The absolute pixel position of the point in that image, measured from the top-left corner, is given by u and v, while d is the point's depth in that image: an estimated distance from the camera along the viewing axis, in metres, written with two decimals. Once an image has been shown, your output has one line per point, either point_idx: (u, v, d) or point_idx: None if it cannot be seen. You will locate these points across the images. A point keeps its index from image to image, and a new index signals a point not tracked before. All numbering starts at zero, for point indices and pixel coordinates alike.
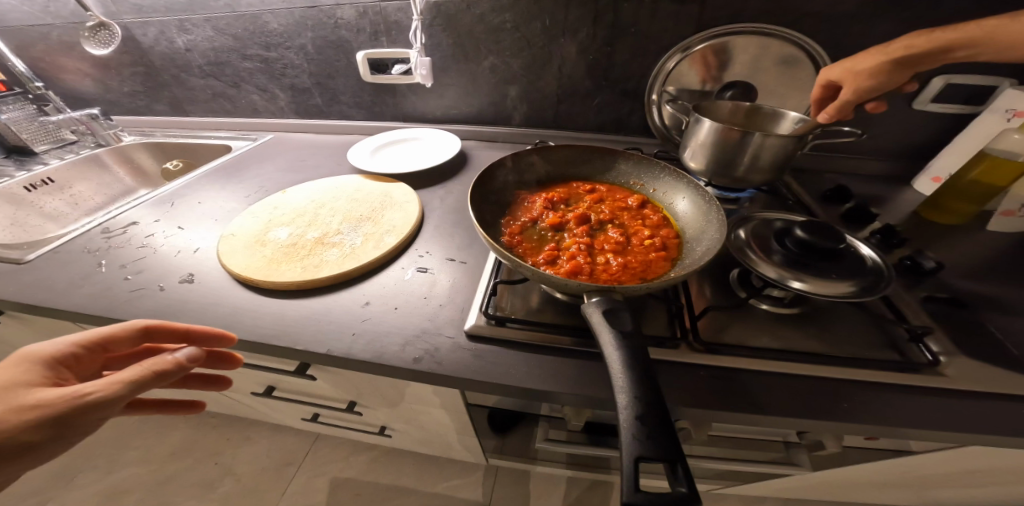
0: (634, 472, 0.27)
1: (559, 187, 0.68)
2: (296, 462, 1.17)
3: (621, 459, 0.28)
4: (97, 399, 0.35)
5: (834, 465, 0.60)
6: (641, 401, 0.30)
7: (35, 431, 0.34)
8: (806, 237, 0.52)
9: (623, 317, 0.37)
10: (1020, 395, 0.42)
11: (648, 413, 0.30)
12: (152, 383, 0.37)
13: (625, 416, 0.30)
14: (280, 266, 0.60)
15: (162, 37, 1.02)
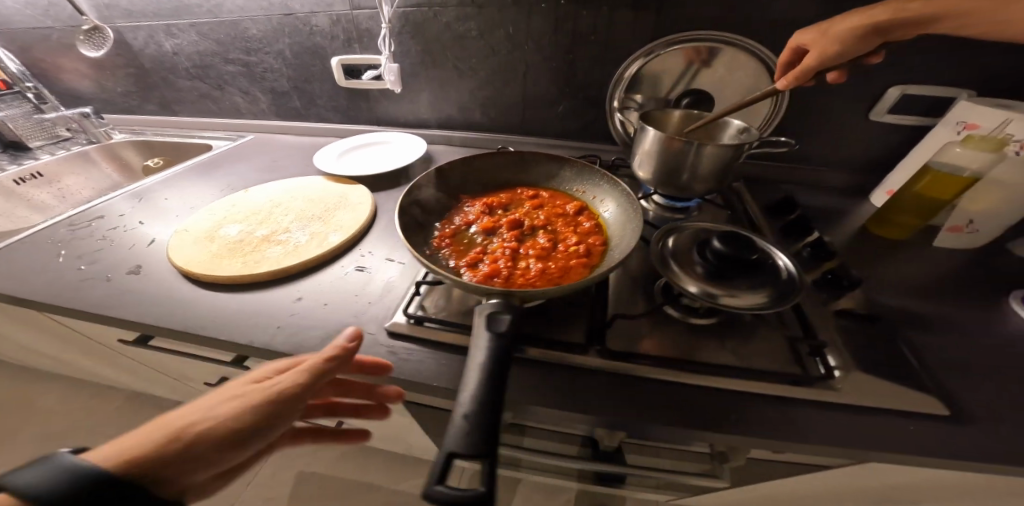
0: (443, 464, 0.28)
1: (503, 193, 0.70)
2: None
3: (438, 451, 0.29)
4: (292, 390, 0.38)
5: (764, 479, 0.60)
6: (478, 402, 0.31)
7: (252, 410, 0.36)
8: (723, 249, 0.53)
9: (503, 320, 0.38)
10: (910, 413, 0.42)
11: (484, 415, 0.30)
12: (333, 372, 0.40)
13: (462, 416, 0.31)
14: (223, 261, 0.63)
15: (151, 41, 1.07)
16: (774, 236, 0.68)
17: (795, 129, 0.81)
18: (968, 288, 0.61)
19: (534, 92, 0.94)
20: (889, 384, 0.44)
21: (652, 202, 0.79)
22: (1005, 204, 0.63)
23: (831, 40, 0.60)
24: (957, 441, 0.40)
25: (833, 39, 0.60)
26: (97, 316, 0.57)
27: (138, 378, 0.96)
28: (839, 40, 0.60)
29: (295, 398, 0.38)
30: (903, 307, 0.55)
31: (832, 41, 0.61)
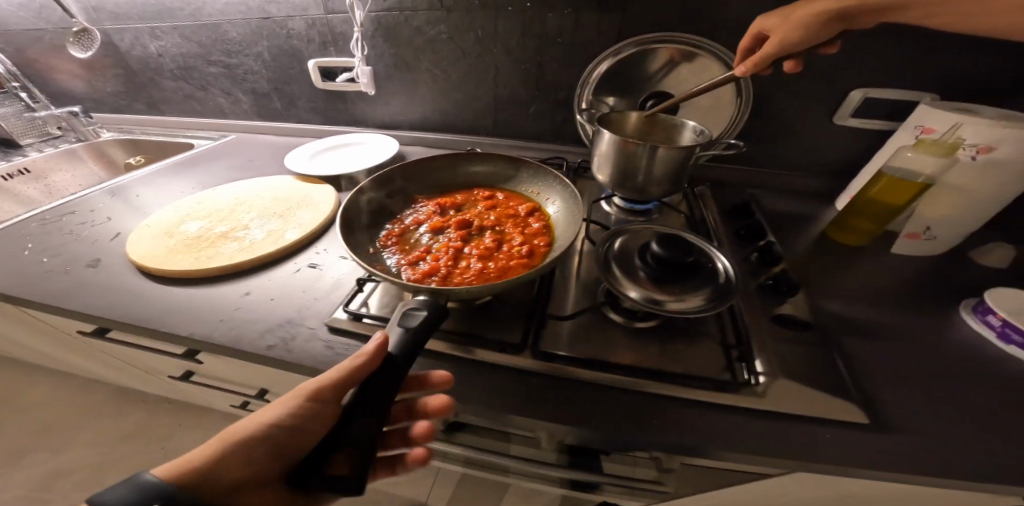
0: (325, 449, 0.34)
1: (459, 195, 0.71)
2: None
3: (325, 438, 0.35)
4: (319, 391, 0.37)
5: (717, 487, 0.58)
6: (364, 399, 0.36)
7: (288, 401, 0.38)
8: (660, 252, 0.53)
9: (417, 317, 0.41)
10: (826, 418, 0.42)
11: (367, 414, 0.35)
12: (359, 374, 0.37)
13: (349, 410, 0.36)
14: (177, 255, 0.64)
15: (137, 42, 1.11)
16: (727, 240, 0.67)
17: (760, 133, 0.81)
18: (921, 296, 0.60)
19: (505, 94, 0.95)
20: (814, 393, 0.45)
21: (613, 205, 0.79)
22: (961, 211, 0.62)
23: (792, 26, 0.56)
24: (874, 447, 0.41)
25: (794, 25, 0.56)
26: (51, 306, 0.59)
27: (113, 371, 0.98)
28: (800, 26, 0.56)
29: (326, 399, 0.37)
30: (848, 316, 0.56)
31: (795, 26, 0.56)
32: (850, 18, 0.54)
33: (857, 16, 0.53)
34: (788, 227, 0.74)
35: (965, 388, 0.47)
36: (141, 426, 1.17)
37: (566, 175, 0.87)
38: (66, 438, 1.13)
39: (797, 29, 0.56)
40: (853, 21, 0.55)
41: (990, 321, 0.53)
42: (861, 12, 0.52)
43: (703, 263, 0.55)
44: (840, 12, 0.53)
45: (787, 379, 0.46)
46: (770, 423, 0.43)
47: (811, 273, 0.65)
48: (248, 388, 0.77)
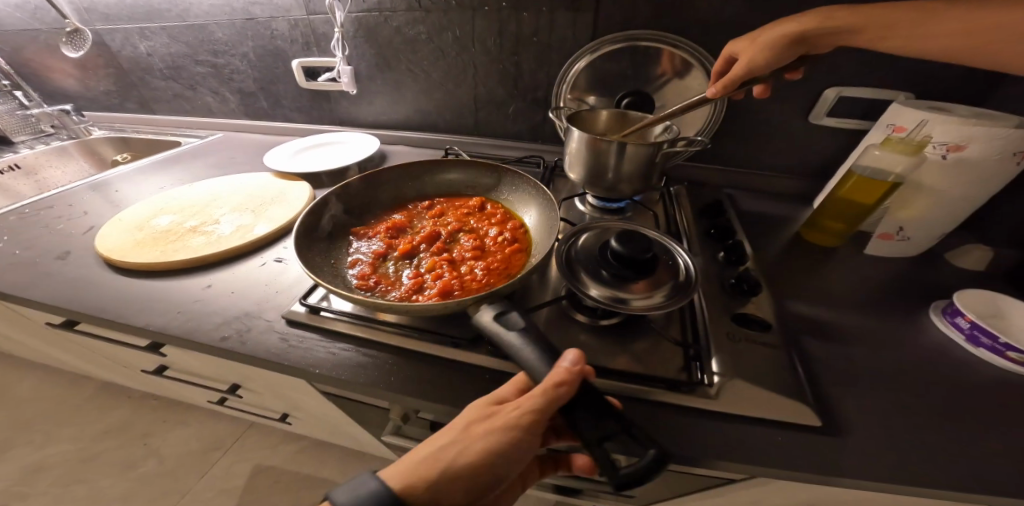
0: (610, 463, 0.32)
1: (398, 215, 0.67)
2: (223, 447, 1.13)
3: (601, 456, 0.33)
4: (531, 420, 0.34)
5: (693, 490, 0.56)
6: (582, 398, 0.35)
7: (491, 435, 0.35)
8: (619, 249, 0.53)
9: (513, 317, 0.41)
10: (778, 418, 0.41)
11: (595, 411, 0.35)
12: (564, 400, 0.34)
13: (586, 420, 0.34)
14: (141, 249, 0.64)
15: (128, 43, 1.13)
16: (697, 238, 0.67)
17: (737, 133, 0.80)
18: (891, 298, 0.59)
19: (485, 94, 0.95)
20: (766, 393, 0.43)
21: (587, 203, 0.78)
22: (933, 210, 0.61)
23: (758, 50, 0.55)
24: (823, 448, 0.40)
25: (760, 49, 0.55)
26: (16, 296, 0.59)
27: (93, 365, 0.98)
28: (765, 51, 0.54)
29: (532, 431, 0.35)
30: (812, 317, 0.56)
31: (758, 49, 0.55)
32: (812, 44, 0.53)
33: (817, 43, 0.52)
34: (763, 227, 0.73)
35: (925, 390, 0.46)
36: (125, 422, 1.17)
37: (543, 174, 0.85)
38: (54, 432, 1.14)
39: (763, 55, 0.54)
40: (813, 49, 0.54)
41: (959, 323, 0.52)
42: (822, 39, 0.52)
43: (663, 257, 0.55)
44: (803, 36, 0.52)
45: (742, 379, 0.45)
46: (719, 422, 0.42)
47: (782, 273, 0.64)
48: (220, 383, 0.76)
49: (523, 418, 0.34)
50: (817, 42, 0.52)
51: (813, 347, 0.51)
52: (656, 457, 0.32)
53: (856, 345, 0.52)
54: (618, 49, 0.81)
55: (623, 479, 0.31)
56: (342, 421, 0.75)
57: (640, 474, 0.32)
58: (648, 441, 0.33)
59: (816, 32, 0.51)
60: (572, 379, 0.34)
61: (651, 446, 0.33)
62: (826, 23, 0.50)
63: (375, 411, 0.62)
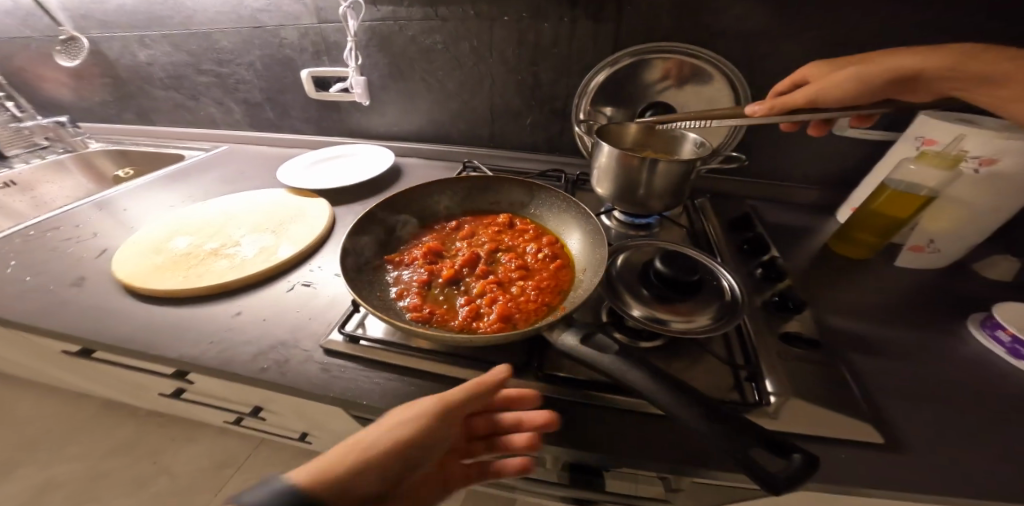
0: (761, 471, 0.31)
1: (428, 239, 0.65)
2: (235, 464, 1.10)
3: (748, 466, 0.31)
4: (445, 413, 0.36)
5: None
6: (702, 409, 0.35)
7: (411, 427, 0.34)
8: (664, 270, 0.52)
9: (604, 340, 0.42)
10: (842, 438, 0.41)
11: (721, 422, 0.34)
12: (480, 398, 0.38)
13: (716, 429, 0.33)
14: (163, 274, 0.62)
15: (126, 51, 1.09)
16: (731, 253, 0.67)
17: (759, 143, 0.80)
18: (928, 310, 0.60)
19: (502, 104, 0.93)
20: (825, 412, 0.43)
21: (614, 219, 0.77)
22: (966, 221, 0.61)
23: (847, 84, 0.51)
24: (890, 470, 0.39)
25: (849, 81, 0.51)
26: (31, 326, 0.57)
27: (101, 386, 0.95)
28: (855, 85, 0.51)
29: (441, 427, 0.36)
30: (853, 332, 0.56)
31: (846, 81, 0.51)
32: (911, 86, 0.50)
33: (928, 86, 0.49)
34: (790, 239, 0.74)
35: (979, 405, 0.46)
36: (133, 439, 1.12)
37: (566, 188, 0.86)
38: (58, 450, 1.09)
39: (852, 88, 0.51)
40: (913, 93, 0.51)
41: (1000, 336, 0.53)
42: (932, 82, 0.48)
43: (708, 278, 0.56)
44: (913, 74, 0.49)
45: (800, 400, 0.45)
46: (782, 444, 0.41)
47: (816, 287, 0.64)
48: (241, 406, 0.74)
49: (438, 404, 0.36)
50: (926, 84, 0.49)
51: (860, 363, 0.51)
52: (804, 458, 0.32)
53: (901, 360, 0.52)
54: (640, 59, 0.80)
55: (779, 481, 0.31)
56: None
57: (794, 477, 0.31)
58: (788, 446, 0.33)
59: (936, 73, 0.47)
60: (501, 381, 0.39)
61: (793, 450, 0.33)
62: (953, 65, 0.47)
63: None
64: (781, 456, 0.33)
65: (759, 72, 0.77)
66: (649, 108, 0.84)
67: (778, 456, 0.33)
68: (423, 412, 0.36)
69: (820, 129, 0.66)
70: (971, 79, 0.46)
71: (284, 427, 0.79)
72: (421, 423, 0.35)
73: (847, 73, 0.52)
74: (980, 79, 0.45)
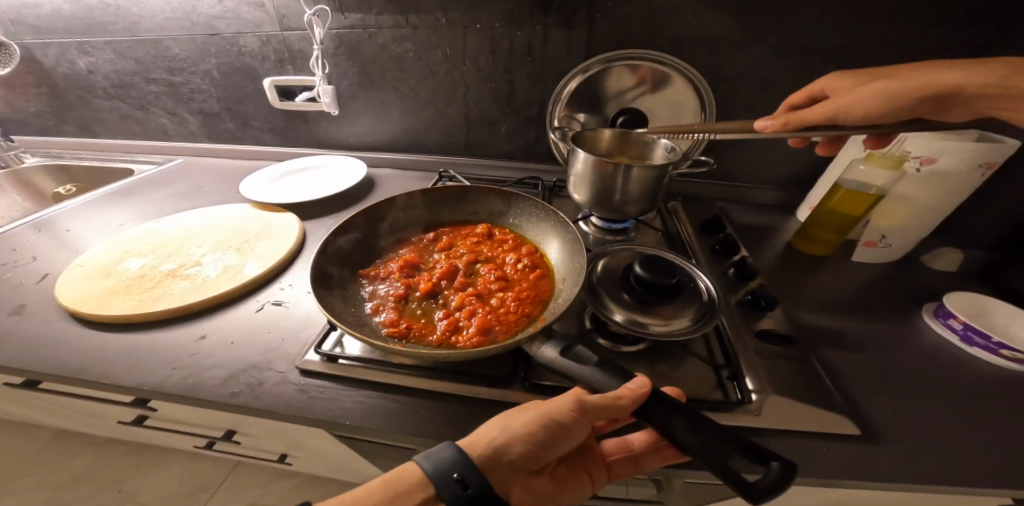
0: (736, 477, 0.31)
1: (405, 252, 0.64)
2: (210, 488, 0.97)
3: (721, 472, 0.32)
4: (584, 411, 0.36)
5: None
6: (674, 419, 0.36)
7: (552, 418, 0.37)
8: (644, 274, 0.53)
9: (581, 350, 0.42)
10: (820, 430, 0.43)
11: (694, 433, 0.34)
12: (622, 411, 0.36)
13: (689, 440, 0.34)
14: (115, 300, 0.58)
15: (63, 58, 1.01)
16: (704, 255, 0.69)
17: (725, 148, 0.84)
18: (887, 302, 0.64)
19: (476, 113, 0.93)
20: (803, 406, 0.45)
21: (591, 224, 0.78)
22: (912, 218, 0.66)
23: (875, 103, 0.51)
24: (863, 454, 0.41)
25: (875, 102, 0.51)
26: None
27: (49, 417, 0.86)
28: (886, 101, 0.51)
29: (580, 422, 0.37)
30: (822, 326, 0.59)
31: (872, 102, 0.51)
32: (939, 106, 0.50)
33: (965, 103, 0.50)
34: (758, 238, 0.77)
35: (938, 389, 0.50)
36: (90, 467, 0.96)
37: (544, 195, 0.87)
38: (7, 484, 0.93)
39: (883, 103, 0.51)
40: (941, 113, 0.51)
41: (952, 324, 0.57)
42: (970, 99, 0.49)
43: (685, 280, 0.57)
44: (950, 93, 0.49)
45: (779, 396, 0.47)
46: (768, 437, 0.43)
47: (784, 283, 0.67)
48: (213, 430, 0.69)
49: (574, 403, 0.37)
50: (964, 101, 0.49)
51: (829, 354, 0.54)
52: (782, 466, 0.32)
53: (868, 351, 0.55)
54: (610, 66, 0.82)
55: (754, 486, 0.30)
56: (352, 462, 0.69)
57: (774, 484, 0.31)
58: (766, 453, 0.33)
59: (977, 89, 0.48)
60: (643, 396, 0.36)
61: (772, 457, 0.33)
62: (1000, 79, 0.47)
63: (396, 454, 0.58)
64: (760, 465, 0.32)
65: (721, 80, 0.81)
66: (622, 114, 0.86)
67: (757, 464, 0.33)
68: (563, 408, 0.37)
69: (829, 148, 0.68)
70: (1013, 96, 0.47)
71: (262, 450, 0.74)
72: (561, 417, 0.37)
73: (878, 89, 0.51)
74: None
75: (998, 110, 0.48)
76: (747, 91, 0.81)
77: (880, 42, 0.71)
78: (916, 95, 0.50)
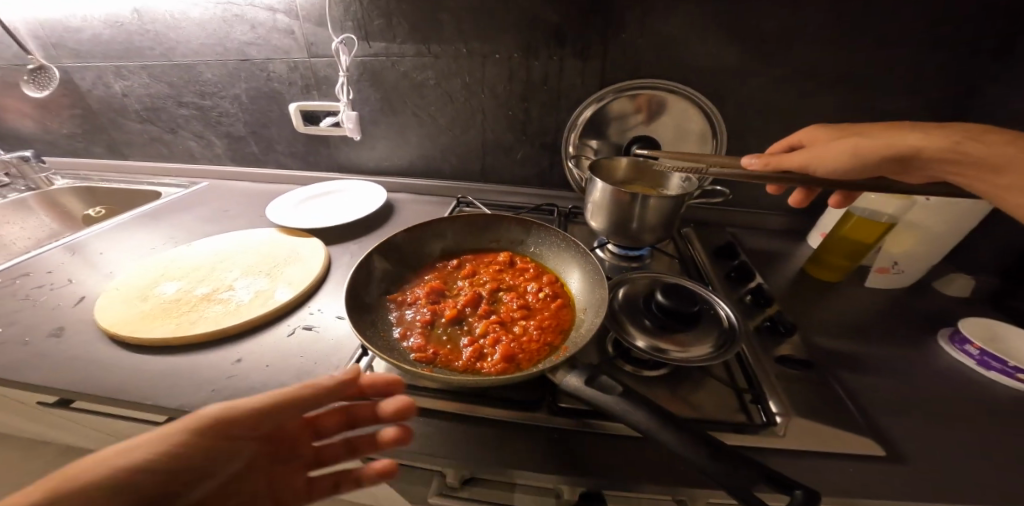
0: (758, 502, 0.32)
1: (430, 277, 0.66)
2: None
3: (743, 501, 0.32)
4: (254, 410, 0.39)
5: None
6: (696, 452, 0.35)
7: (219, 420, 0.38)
8: (665, 302, 0.55)
9: (607, 382, 0.42)
10: (843, 452, 0.44)
11: (718, 464, 0.34)
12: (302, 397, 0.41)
13: (710, 466, 0.34)
14: (154, 322, 0.60)
15: (100, 82, 1.06)
16: (719, 282, 0.71)
17: None
18: (901, 327, 0.66)
19: (492, 139, 0.97)
20: (825, 429, 0.47)
21: (607, 251, 0.81)
22: (922, 246, 0.68)
23: (850, 159, 0.54)
24: (888, 479, 0.42)
25: (850, 158, 0.53)
26: (12, 383, 0.54)
27: (64, 435, 0.87)
28: (851, 157, 0.54)
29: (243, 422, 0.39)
30: (838, 350, 0.60)
31: (846, 156, 0.54)
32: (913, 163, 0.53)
33: (926, 166, 0.52)
34: (770, 263, 0.79)
35: (957, 413, 0.51)
36: None
37: (559, 221, 0.90)
38: None
39: (848, 158, 0.53)
40: (905, 173, 0.54)
41: (968, 350, 0.58)
42: (930, 163, 0.51)
43: (705, 308, 0.59)
44: (910, 154, 0.51)
45: (801, 418, 0.48)
46: (795, 460, 0.44)
47: (798, 307, 0.69)
48: None
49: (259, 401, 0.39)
50: (923, 164, 0.52)
51: (848, 379, 0.55)
52: (805, 495, 0.32)
53: (887, 375, 0.56)
54: (625, 95, 0.85)
55: None
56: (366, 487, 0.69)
57: None
58: (788, 482, 0.33)
59: (934, 152, 0.50)
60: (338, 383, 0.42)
61: (795, 487, 0.33)
62: (955, 145, 0.49)
63: (413, 478, 0.58)
64: (784, 493, 0.33)
65: (730, 109, 0.84)
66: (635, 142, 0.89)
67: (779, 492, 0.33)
68: (208, 422, 0.38)
69: (801, 200, 0.70)
70: (966, 163, 0.49)
71: None
72: (205, 433, 0.38)
73: (845, 145, 0.54)
74: (977, 164, 0.48)
75: (955, 175, 0.50)
76: (756, 119, 0.84)
77: (883, 73, 0.75)
78: (881, 153, 0.52)
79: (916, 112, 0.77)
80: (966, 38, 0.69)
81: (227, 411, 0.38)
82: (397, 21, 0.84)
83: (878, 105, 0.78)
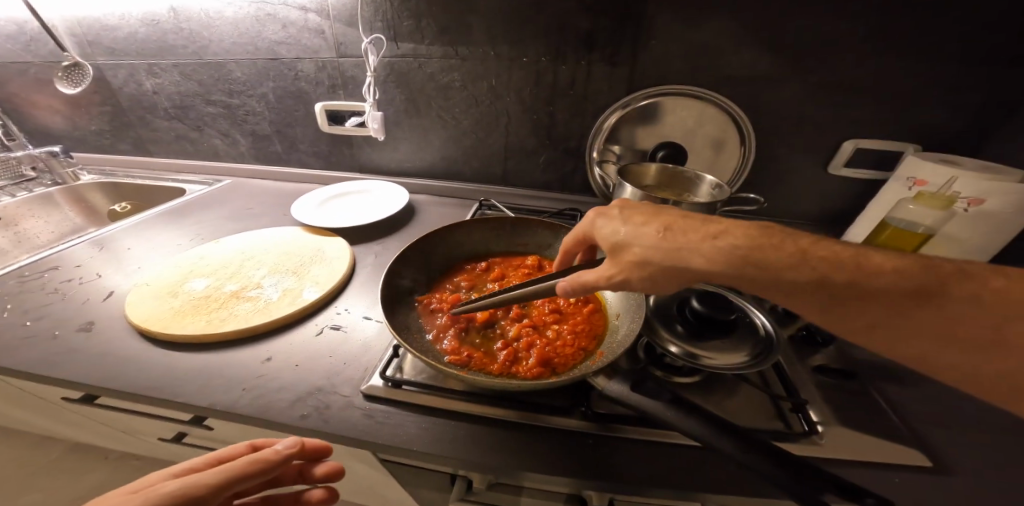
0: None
1: (459, 280, 0.66)
2: None
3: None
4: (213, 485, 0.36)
5: None
6: (758, 462, 0.34)
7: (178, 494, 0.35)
8: (699, 308, 0.55)
9: (653, 389, 0.41)
10: (886, 464, 0.43)
11: (780, 472, 0.34)
12: (258, 474, 0.38)
13: (771, 475, 0.34)
14: (184, 319, 0.60)
15: (131, 79, 1.07)
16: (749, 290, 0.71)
17: None
18: None
19: (516, 143, 0.97)
20: (867, 439, 0.46)
21: None
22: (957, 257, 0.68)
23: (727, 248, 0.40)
24: (937, 492, 0.41)
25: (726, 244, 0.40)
26: (40, 378, 0.54)
27: (77, 431, 0.86)
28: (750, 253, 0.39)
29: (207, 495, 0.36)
30: (876, 361, 0.59)
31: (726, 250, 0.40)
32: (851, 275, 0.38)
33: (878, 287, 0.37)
34: None
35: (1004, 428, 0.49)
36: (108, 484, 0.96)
37: None
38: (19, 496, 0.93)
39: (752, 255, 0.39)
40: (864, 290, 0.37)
41: None
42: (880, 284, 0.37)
43: (739, 316, 0.58)
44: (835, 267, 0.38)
45: (841, 427, 0.47)
46: (837, 471, 0.43)
47: None
48: None
49: (217, 476, 0.36)
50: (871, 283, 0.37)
51: (888, 391, 0.54)
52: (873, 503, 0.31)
53: (927, 389, 0.55)
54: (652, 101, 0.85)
55: None
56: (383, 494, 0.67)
57: None
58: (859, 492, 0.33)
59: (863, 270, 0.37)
60: (289, 456, 0.40)
61: (867, 496, 0.33)
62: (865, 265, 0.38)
63: (435, 483, 0.57)
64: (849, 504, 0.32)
65: (759, 116, 0.83)
66: (662, 148, 0.85)
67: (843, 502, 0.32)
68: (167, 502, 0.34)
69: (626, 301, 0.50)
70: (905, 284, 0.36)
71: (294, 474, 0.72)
72: None
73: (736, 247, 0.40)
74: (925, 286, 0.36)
75: None
76: (785, 126, 0.83)
77: (918, 83, 0.74)
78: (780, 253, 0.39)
79: (950, 121, 0.76)
80: (1008, 46, 0.68)
81: (186, 488, 0.35)
82: (426, 23, 0.84)
83: (911, 114, 0.77)
